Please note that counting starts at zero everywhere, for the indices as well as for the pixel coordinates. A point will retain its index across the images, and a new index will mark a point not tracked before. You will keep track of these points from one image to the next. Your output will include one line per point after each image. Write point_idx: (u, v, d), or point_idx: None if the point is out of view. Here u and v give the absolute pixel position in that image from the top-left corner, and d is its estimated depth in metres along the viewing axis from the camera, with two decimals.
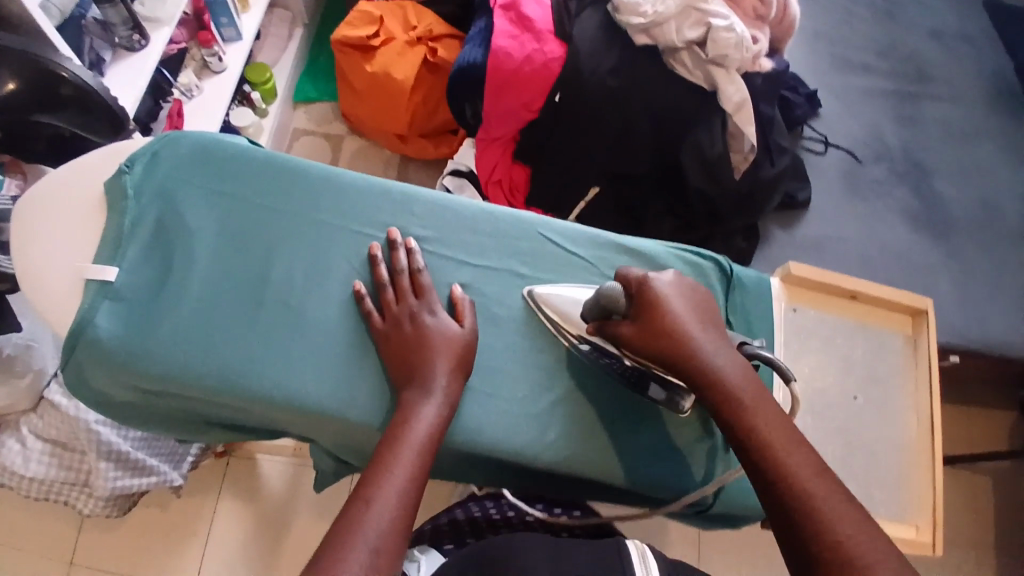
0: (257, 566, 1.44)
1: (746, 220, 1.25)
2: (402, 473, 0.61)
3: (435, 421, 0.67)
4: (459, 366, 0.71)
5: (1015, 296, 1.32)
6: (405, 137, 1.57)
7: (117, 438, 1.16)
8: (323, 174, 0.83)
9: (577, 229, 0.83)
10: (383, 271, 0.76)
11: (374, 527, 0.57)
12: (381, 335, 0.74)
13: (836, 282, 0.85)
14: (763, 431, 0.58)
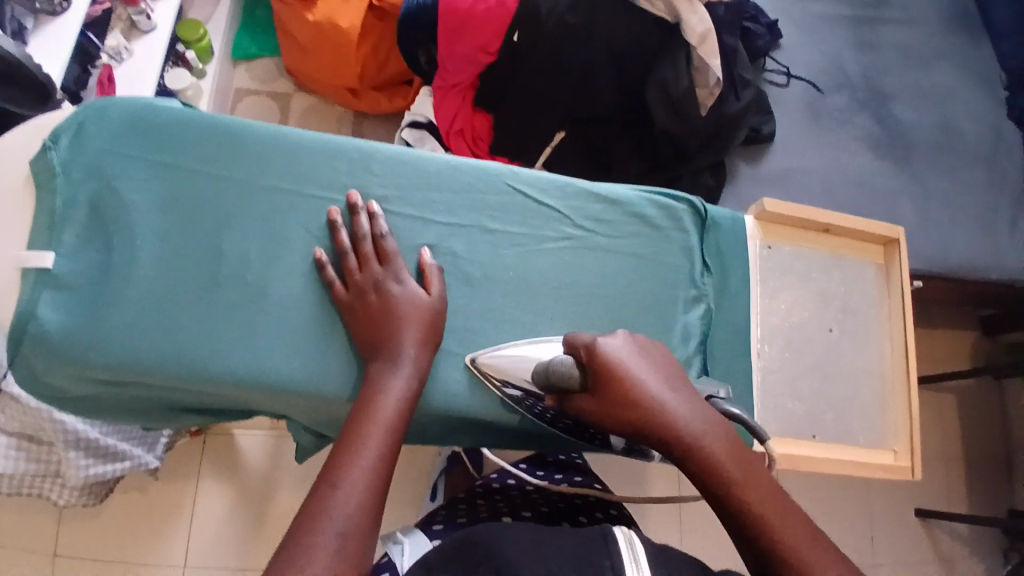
0: (248, 538, 1.46)
1: (715, 157, 1.22)
2: (371, 454, 0.60)
3: (405, 396, 0.65)
4: (429, 335, 0.69)
5: (974, 217, 1.35)
6: (357, 90, 1.49)
7: (84, 425, 1.09)
8: (272, 137, 0.77)
9: (546, 177, 0.78)
10: (343, 237, 0.71)
11: (341, 512, 0.54)
12: (346, 307, 0.70)
13: (811, 216, 0.82)
14: (755, 504, 0.52)
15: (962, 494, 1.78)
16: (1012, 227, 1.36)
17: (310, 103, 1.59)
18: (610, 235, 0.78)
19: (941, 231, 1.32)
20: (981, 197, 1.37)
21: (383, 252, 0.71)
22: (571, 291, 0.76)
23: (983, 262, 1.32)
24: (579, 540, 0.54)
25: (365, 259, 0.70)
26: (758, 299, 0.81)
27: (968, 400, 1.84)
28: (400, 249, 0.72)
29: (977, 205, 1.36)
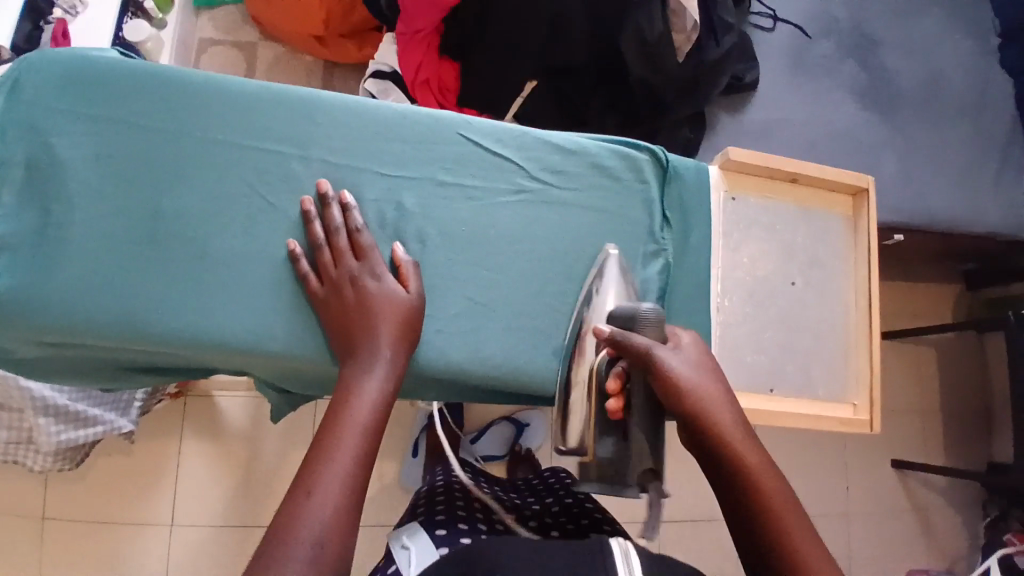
0: (233, 495, 1.48)
1: (693, 106, 1.19)
2: (348, 456, 0.58)
3: (381, 394, 0.63)
4: (406, 334, 0.67)
5: (957, 170, 1.33)
6: (324, 39, 1.43)
7: (52, 392, 1.09)
8: (219, 92, 0.73)
9: (500, 126, 0.74)
10: (316, 229, 0.68)
11: (317, 518, 0.53)
12: (320, 300, 0.68)
13: (775, 164, 0.80)
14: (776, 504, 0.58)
15: (939, 445, 1.81)
16: (996, 181, 1.34)
17: (277, 56, 1.53)
18: (570, 188, 0.75)
19: (923, 185, 1.30)
20: (966, 150, 1.34)
21: (359, 246, 0.68)
22: (528, 245, 0.73)
23: (962, 215, 1.31)
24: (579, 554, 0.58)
25: (339, 253, 0.68)
26: (720, 253, 0.80)
27: (947, 353, 1.85)
28: (378, 242, 0.70)
29: (962, 158, 1.33)
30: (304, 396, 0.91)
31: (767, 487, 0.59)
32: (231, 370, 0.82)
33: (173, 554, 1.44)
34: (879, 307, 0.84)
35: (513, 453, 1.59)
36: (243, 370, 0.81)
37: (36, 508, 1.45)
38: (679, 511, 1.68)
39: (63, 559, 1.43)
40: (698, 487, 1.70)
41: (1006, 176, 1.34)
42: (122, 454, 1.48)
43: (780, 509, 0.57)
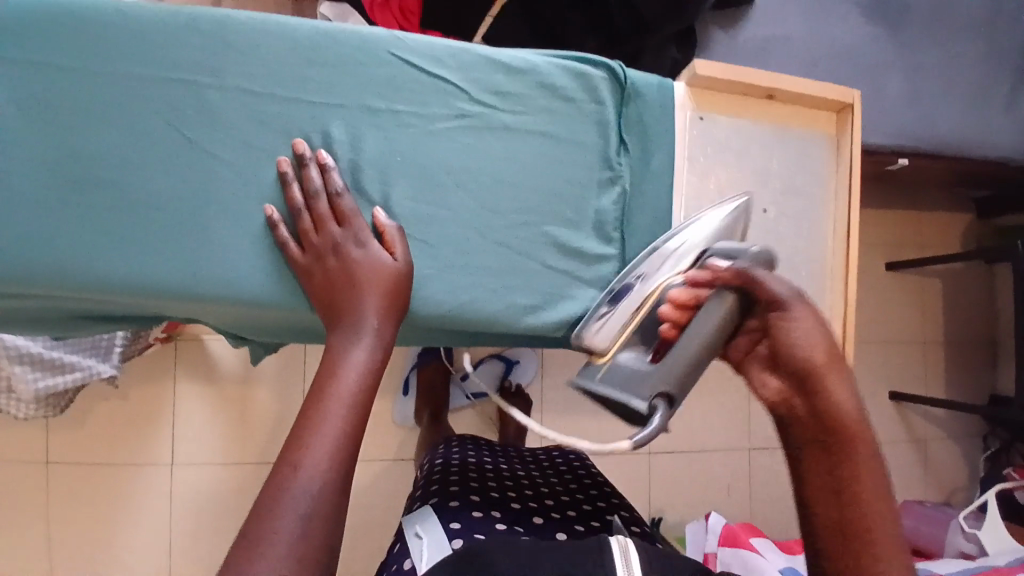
0: (229, 436, 1.52)
1: (680, 25, 1.02)
2: (332, 428, 0.57)
3: (365, 364, 0.61)
4: (393, 302, 0.64)
5: (966, 91, 1.26)
6: None
7: (25, 341, 1.09)
8: (126, 15, 0.64)
9: (435, 44, 0.67)
10: (294, 194, 0.64)
11: (303, 493, 0.53)
12: (304, 270, 0.65)
13: (747, 78, 0.72)
14: (864, 485, 0.57)
15: (940, 378, 1.77)
16: (1010, 102, 1.28)
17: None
18: (517, 112, 0.69)
19: (931, 109, 1.23)
20: (976, 69, 1.26)
21: (339, 212, 0.64)
22: (476, 178, 0.68)
23: (969, 141, 1.27)
24: (581, 551, 0.65)
25: (321, 221, 0.64)
26: (684, 182, 0.73)
27: (954, 285, 1.78)
28: (360, 206, 0.66)
29: (974, 79, 1.26)
30: (260, 340, 0.88)
31: (866, 472, 0.58)
32: (182, 315, 0.79)
33: (176, 490, 1.49)
34: (857, 233, 0.79)
35: (504, 391, 1.59)
36: (195, 315, 0.78)
37: (40, 453, 1.49)
38: (671, 445, 1.70)
39: (74, 499, 1.48)
40: (690, 422, 1.71)
41: (1020, 97, 1.28)
42: (119, 401, 1.50)
43: (866, 494, 0.57)
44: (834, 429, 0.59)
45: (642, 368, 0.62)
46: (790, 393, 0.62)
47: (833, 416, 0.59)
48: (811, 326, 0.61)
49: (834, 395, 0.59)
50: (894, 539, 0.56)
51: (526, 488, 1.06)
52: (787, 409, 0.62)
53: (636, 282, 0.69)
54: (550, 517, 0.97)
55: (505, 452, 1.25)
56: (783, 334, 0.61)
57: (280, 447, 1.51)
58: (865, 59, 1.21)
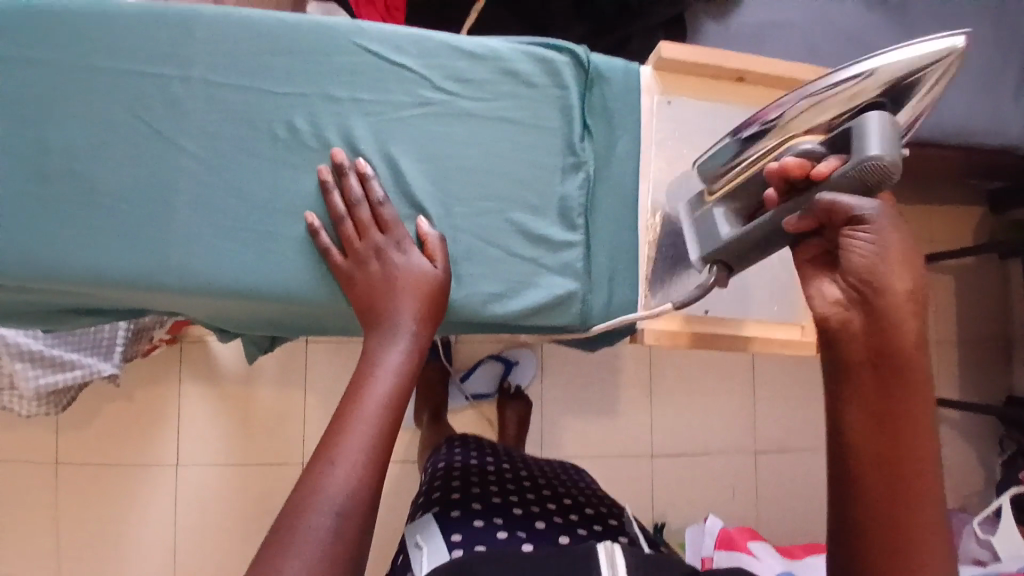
0: (233, 439, 1.50)
1: (666, 14, 1.03)
2: (368, 429, 0.58)
3: (400, 365, 0.62)
4: (430, 308, 0.65)
5: (972, 77, 1.22)
6: None
7: (24, 338, 1.08)
8: (101, 14, 0.66)
9: (396, 32, 0.68)
10: (336, 203, 0.66)
11: (334, 493, 0.55)
12: (342, 276, 0.66)
13: (714, 59, 0.73)
14: (911, 417, 0.56)
15: (953, 376, 1.71)
16: (1017, 88, 1.24)
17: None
18: (480, 98, 0.69)
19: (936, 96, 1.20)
20: (983, 53, 1.23)
21: (380, 221, 0.66)
22: (441, 164, 0.69)
23: (978, 128, 1.23)
24: (572, 559, 0.68)
25: (363, 227, 0.65)
26: (652, 165, 0.74)
27: (964, 281, 1.73)
28: (399, 215, 0.67)
29: (979, 65, 1.23)
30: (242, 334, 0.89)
31: (916, 403, 0.56)
32: (166, 310, 0.79)
33: (180, 491, 1.48)
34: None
35: (502, 392, 1.58)
36: (178, 310, 0.79)
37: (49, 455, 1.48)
38: (673, 445, 1.67)
39: (83, 502, 1.47)
40: (693, 423, 1.68)
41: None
42: (126, 402, 1.50)
43: (913, 447, 0.56)
44: (892, 370, 0.56)
45: (719, 232, 0.68)
46: (848, 306, 0.59)
47: (892, 338, 0.56)
48: (890, 254, 0.56)
49: (899, 321, 0.56)
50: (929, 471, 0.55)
51: (530, 490, 1.04)
52: (839, 322, 0.59)
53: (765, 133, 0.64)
54: (553, 521, 0.96)
55: (522, 459, 1.19)
56: (849, 253, 0.57)
57: (285, 447, 1.50)
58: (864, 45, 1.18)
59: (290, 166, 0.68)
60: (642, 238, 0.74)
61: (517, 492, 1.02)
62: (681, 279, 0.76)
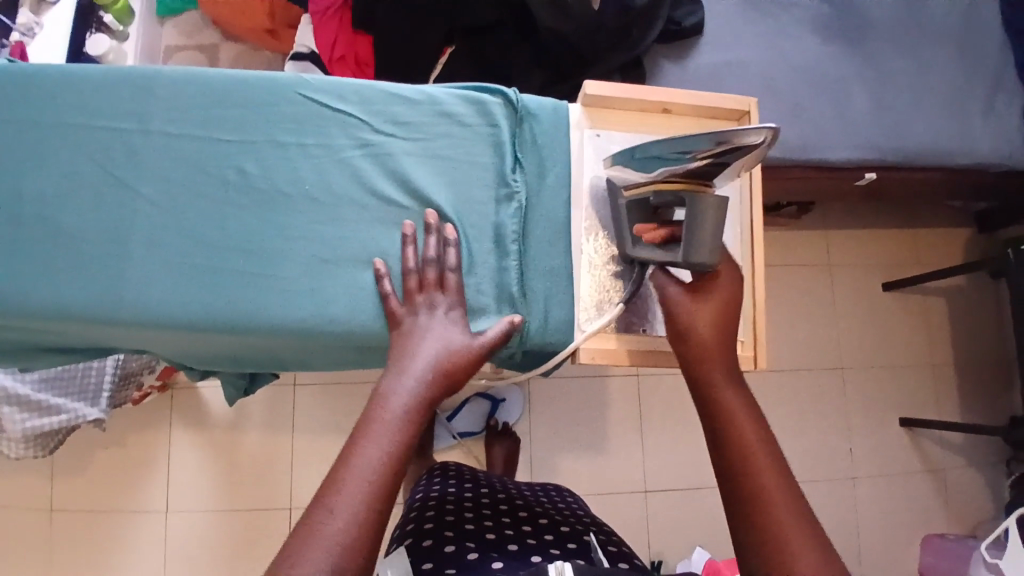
0: (221, 483, 1.47)
1: (622, 57, 1.07)
2: (368, 474, 0.59)
3: (405, 410, 0.63)
4: (454, 373, 0.66)
5: (939, 97, 1.23)
6: (275, 31, 1.38)
7: (13, 382, 1.13)
8: (66, 75, 0.73)
9: (340, 83, 0.75)
10: (409, 256, 0.71)
11: (330, 536, 0.55)
12: (395, 322, 0.70)
13: (637, 94, 0.77)
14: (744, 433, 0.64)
15: (953, 400, 1.66)
16: (985, 109, 1.23)
17: (238, 52, 1.47)
18: (415, 139, 0.75)
19: (899, 118, 1.21)
20: (948, 75, 1.24)
21: (444, 284, 0.71)
22: (381, 200, 0.74)
23: (948, 148, 1.22)
24: None
25: (427, 284, 0.70)
26: (584, 188, 0.77)
27: (957, 304, 1.71)
28: (461, 283, 0.72)
29: (945, 87, 1.23)
30: (203, 369, 0.90)
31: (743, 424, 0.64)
32: (133, 347, 0.82)
33: (170, 539, 1.45)
34: (761, 202, 0.82)
35: (489, 430, 1.55)
36: (144, 347, 0.81)
37: (41, 502, 1.46)
38: (666, 480, 1.61)
39: (74, 550, 1.44)
40: (689, 458, 1.62)
41: (997, 104, 1.24)
42: (117, 447, 1.48)
43: (762, 469, 0.61)
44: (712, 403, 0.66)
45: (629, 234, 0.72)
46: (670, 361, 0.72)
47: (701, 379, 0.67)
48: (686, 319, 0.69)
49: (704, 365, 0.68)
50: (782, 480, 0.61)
51: (506, 514, 0.95)
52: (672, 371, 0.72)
53: (647, 182, 0.68)
54: (526, 544, 0.87)
55: (504, 484, 1.10)
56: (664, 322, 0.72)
57: (272, 490, 1.47)
58: (822, 70, 1.20)
59: (238, 207, 0.73)
60: (577, 259, 0.76)
61: (494, 515, 0.94)
62: (625, 278, 0.76)
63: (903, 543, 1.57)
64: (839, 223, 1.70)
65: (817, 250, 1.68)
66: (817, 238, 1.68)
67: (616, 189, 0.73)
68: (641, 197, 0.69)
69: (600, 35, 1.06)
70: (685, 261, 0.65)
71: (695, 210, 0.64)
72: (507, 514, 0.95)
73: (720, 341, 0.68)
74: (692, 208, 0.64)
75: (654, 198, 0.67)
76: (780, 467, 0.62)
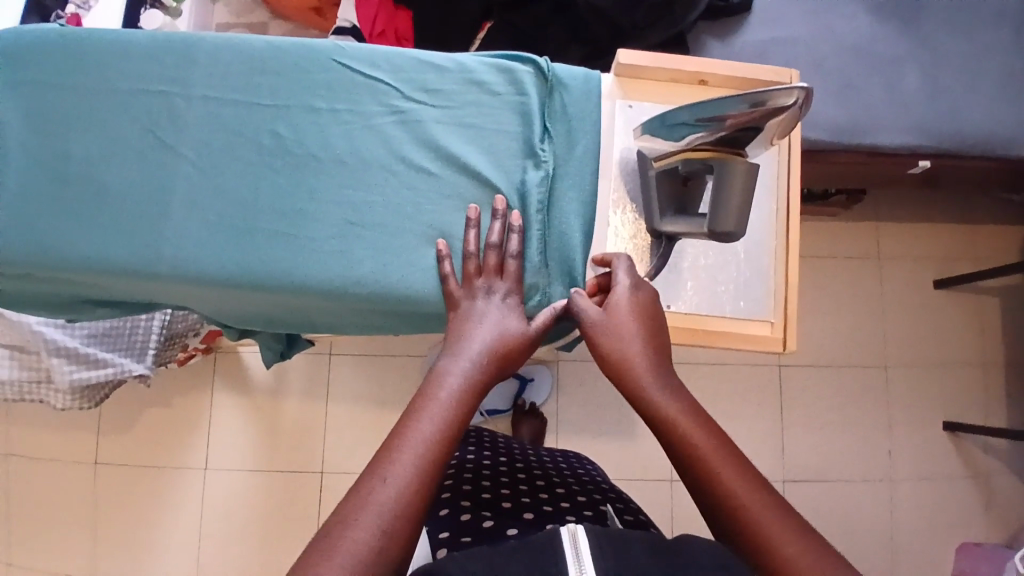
0: (255, 447, 1.52)
1: (666, 33, 1.04)
2: (420, 449, 0.57)
3: (459, 391, 0.61)
4: (507, 357, 0.65)
5: (1001, 81, 1.15)
6: (321, 10, 1.41)
7: (64, 335, 1.17)
8: (114, 40, 0.76)
9: (373, 50, 0.76)
10: (472, 239, 0.71)
11: (380, 506, 0.53)
12: (453, 303, 0.70)
13: (671, 64, 0.77)
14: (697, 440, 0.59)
15: (1002, 404, 1.58)
16: None
17: (287, 30, 1.51)
18: (444, 107, 0.76)
19: (957, 102, 1.14)
20: (1011, 57, 1.17)
21: (503, 272, 0.71)
22: (410, 166, 0.75)
23: (1009, 135, 1.14)
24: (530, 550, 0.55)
25: (486, 268, 0.71)
26: (614, 160, 0.77)
27: (1013, 304, 1.61)
28: (518, 268, 0.71)
29: (1007, 69, 1.16)
30: (239, 330, 0.94)
31: (692, 430, 0.60)
32: (173, 304, 0.85)
33: (208, 496, 1.51)
34: (799, 177, 0.79)
35: (517, 409, 1.54)
36: (184, 305, 0.85)
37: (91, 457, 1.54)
38: None
39: (118, 503, 1.52)
40: None
41: None
42: (161, 408, 1.55)
43: (724, 473, 0.57)
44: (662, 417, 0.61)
45: (660, 207, 0.71)
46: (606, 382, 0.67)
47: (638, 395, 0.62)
48: (603, 336, 0.65)
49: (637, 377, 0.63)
50: (746, 478, 0.57)
51: (524, 484, 0.94)
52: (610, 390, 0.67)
53: (678, 151, 0.67)
54: (542, 511, 0.85)
55: (522, 452, 1.09)
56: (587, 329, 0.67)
57: (302, 456, 1.51)
58: (874, 49, 1.15)
59: (271, 169, 0.75)
60: (603, 231, 0.76)
61: (511, 484, 0.93)
62: (651, 252, 0.76)
63: (942, 548, 1.51)
64: (889, 214, 1.62)
65: (865, 242, 1.61)
66: (865, 228, 1.62)
67: (647, 162, 0.73)
68: (670, 166, 0.69)
69: (640, 11, 1.01)
70: (710, 231, 0.64)
71: (724, 177, 0.63)
72: (523, 483, 0.94)
73: (646, 351, 0.64)
74: (721, 174, 0.63)
75: (682, 166, 0.66)
76: (743, 465, 0.58)
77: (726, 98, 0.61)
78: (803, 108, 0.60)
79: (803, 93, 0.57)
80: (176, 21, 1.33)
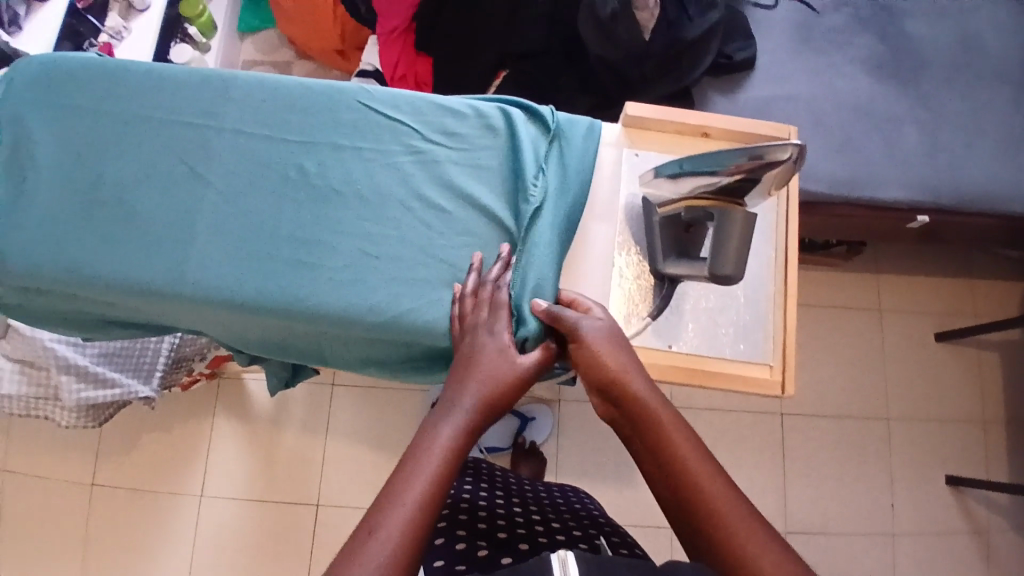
0: (253, 473, 1.52)
1: (673, 83, 1.11)
2: (411, 505, 0.58)
3: (450, 444, 0.62)
4: (499, 401, 0.67)
5: (997, 142, 1.20)
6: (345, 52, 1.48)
7: (76, 354, 1.20)
8: (155, 73, 0.81)
9: (395, 94, 0.81)
10: (471, 280, 0.74)
11: (372, 561, 0.54)
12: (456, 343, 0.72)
13: (678, 117, 0.82)
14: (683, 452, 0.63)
15: (1004, 461, 1.57)
16: None
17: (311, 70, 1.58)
18: (460, 148, 0.80)
19: (954, 160, 1.18)
20: (1007, 120, 1.21)
21: (493, 301, 0.73)
22: (425, 204, 0.79)
23: (1006, 194, 1.18)
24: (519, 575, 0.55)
25: (477, 302, 0.73)
26: (620, 205, 0.81)
27: (1014, 360, 1.62)
28: (512, 300, 0.74)
29: (1004, 131, 1.20)
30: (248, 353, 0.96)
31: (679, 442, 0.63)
32: (187, 326, 0.88)
33: (201, 522, 1.50)
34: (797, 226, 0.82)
35: (517, 447, 1.54)
36: (198, 327, 0.88)
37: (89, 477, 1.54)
38: None
39: (112, 526, 1.51)
40: None
41: None
42: (163, 431, 1.55)
43: (708, 484, 0.61)
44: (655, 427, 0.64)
45: (664, 251, 0.75)
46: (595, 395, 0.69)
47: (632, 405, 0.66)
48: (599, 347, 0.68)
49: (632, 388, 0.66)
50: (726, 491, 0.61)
51: (519, 515, 0.95)
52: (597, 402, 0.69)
53: (681, 199, 0.71)
54: (537, 543, 0.86)
55: (518, 484, 1.09)
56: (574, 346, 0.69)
57: (299, 484, 1.51)
58: (873, 109, 1.20)
59: (293, 201, 0.79)
60: (608, 271, 0.79)
61: (507, 514, 0.94)
62: (654, 293, 0.79)
63: None
64: (889, 266, 1.65)
65: (866, 293, 1.64)
66: (865, 279, 1.64)
67: (653, 209, 0.77)
68: (674, 213, 0.73)
69: (647, 63, 1.09)
70: (711, 274, 0.68)
71: (724, 224, 0.67)
72: (519, 514, 0.95)
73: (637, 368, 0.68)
74: (722, 221, 0.67)
75: (686, 213, 0.71)
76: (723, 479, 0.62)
77: (726, 151, 0.65)
78: (798, 162, 0.62)
79: (795, 148, 0.60)
80: (204, 56, 1.43)
